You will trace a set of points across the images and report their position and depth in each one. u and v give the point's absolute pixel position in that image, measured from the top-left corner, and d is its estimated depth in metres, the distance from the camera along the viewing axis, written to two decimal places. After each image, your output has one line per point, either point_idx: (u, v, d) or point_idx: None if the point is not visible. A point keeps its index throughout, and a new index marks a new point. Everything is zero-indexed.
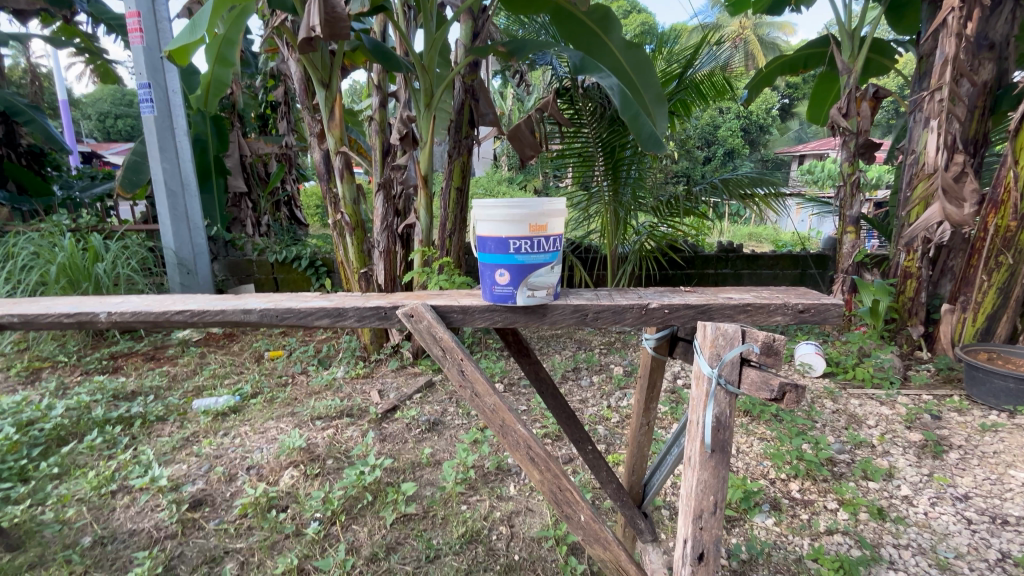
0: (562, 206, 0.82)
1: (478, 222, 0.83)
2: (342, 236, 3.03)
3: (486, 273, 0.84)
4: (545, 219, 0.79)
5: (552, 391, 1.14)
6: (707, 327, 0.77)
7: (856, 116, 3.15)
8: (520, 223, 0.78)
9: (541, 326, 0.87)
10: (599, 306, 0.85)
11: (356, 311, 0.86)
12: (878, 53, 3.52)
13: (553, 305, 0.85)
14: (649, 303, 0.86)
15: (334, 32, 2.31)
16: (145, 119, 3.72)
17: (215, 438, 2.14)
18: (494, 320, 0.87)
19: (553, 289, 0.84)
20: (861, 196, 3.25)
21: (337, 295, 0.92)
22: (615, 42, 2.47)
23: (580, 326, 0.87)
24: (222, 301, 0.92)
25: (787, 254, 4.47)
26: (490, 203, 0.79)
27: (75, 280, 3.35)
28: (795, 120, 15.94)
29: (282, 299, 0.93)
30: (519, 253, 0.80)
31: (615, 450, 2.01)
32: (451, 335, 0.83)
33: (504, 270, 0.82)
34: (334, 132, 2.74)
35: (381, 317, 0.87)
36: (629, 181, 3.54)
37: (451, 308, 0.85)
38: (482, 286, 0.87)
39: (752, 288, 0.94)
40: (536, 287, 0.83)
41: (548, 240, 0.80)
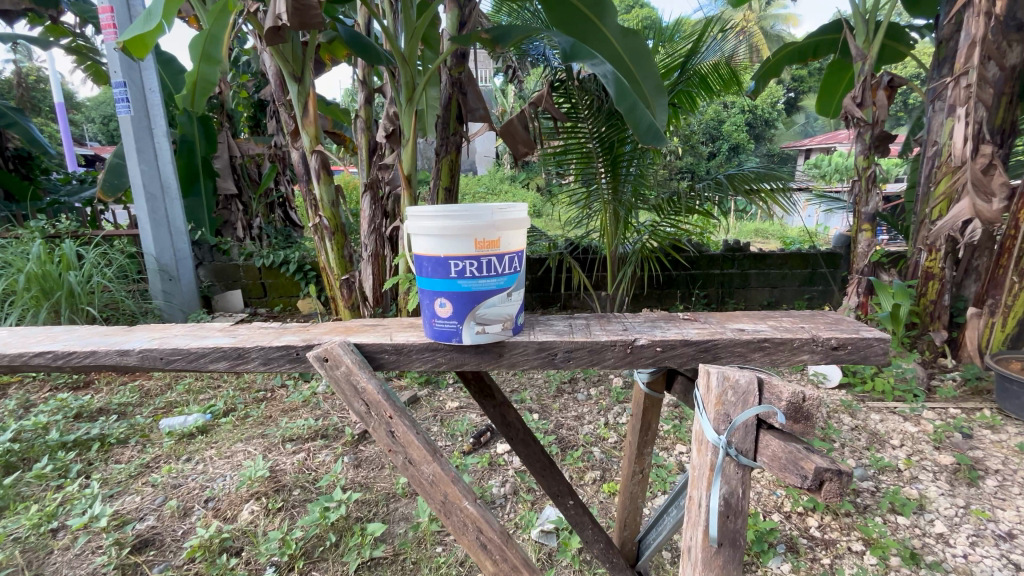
0: (520, 215, 0.64)
1: (412, 237, 0.65)
2: (321, 241, 2.79)
3: (425, 302, 0.66)
4: (496, 232, 0.61)
5: (525, 437, 0.99)
6: (711, 376, 0.58)
7: (871, 106, 2.94)
8: (461, 238, 0.60)
9: (499, 369, 0.68)
10: (569, 344, 0.66)
11: (259, 352, 0.70)
12: (894, 39, 3.29)
13: (512, 342, 0.67)
14: (636, 338, 0.66)
15: (304, 21, 2.10)
16: (122, 119, 3.55)
17: (176, 464, 1.97)
18: (436, 362, 0.69)
19: (510, 322, 0.66)
20: (878, 190, 3.03)
21: (244, 331, 0.76)
22: (610, 28, 2.28)
23: (547, 369, 0.68)
24: (102, 339, 0.78)
25: (796, 252, 4.25)
26: (425, 212, 0.61)
27: (47, 289, 3.15)
28: (802, 114, 15.66)
29: (177, 335, 0.77)
30: (462, 278, 0.61)
31: (612, 478, 1.81)
32: (373, 383, 0.67)
33: (445, 299, 0.63)
34: (308, 129, 2.53)
35: (292, 360, 0.72)
36: (629, 178, 3.35)
37: (381, 348, 0.69)
38: (423, 319, 0.68)
39: (770, 316, 0.75)
40: (490, 322, 0.64)
41: (500, 260, 0.61)
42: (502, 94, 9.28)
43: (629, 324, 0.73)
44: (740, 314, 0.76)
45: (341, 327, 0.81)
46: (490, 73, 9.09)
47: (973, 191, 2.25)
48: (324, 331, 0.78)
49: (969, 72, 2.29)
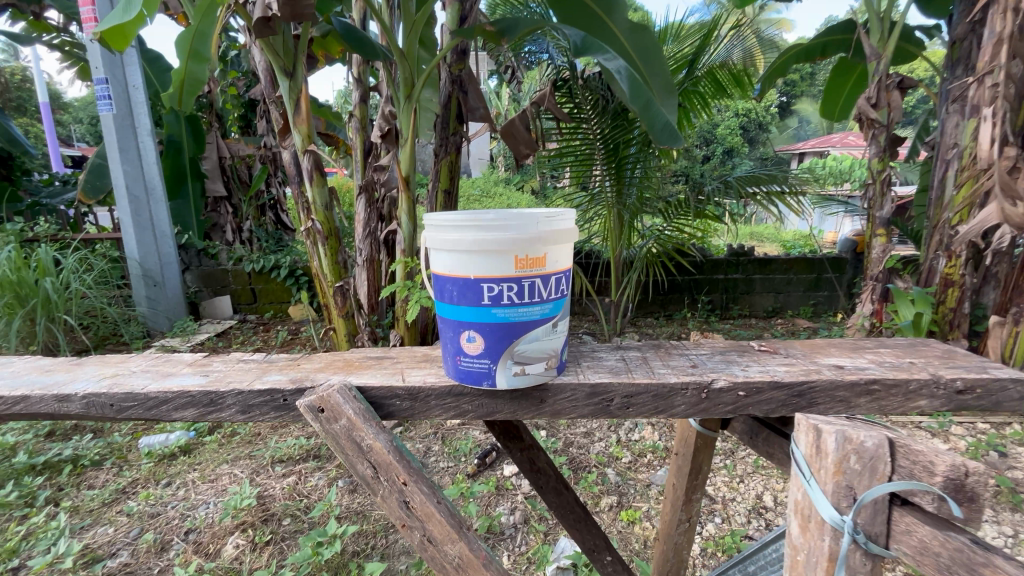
0: (565, 226, 0.55)
1: (432, 251, 0.56)
2: (314, 246, 2.64)
3: (451, 333, 0.57)
4: (542, 246, 0.52)
5: (556, 488, 1.07)
6: (828, 440, 0.58)
7: (886, 107, 2.85)
8: (495, 254, 0.51)
9: (540, 416, 0.65)
10: (628, 389, 0.64)
11: (234, 398, 0.65)
12: (907, 38, 3.20)
13: (556, 383, 0.63)
14: (711, 381, 0.65)
15: (296, 12, 1.93)
16: (103, 117, 3.37)
17: (155, 489, 1.81)
18: (456, 410, 0.64)
19: (555, 354, 0.57)
20: (892, 195, 2.95)
21: (216, 371, 0.71)
22: (618, 24, 2.14)
23: (600, 416, 0.66)
24: (42, 378, 0.71)
25: (802, 257, 4.16)
26: (453, 224, 0.52)
27: (21, 296, 2.94)
28: (795, 118, 15.67)
29: (135, 374, 0.71)
30: (499, 303, 0.52)
31: (630, 504, 1.67)
32: (378, 437, 0.61)
33: (478, 328, 0.54)
34: (300, 127, 2.36)
35: (275, 408, 0.66)
36: (634, 181, 3.21)
37: (394, 393, 0.64)
38: (449, 355, 0.59)
39: (852, 352, 0.76)
40: (530, 358, 0.55)
41: (544, 285, 0.53)
42: (497, 96, 9.14)
43: (699, 359, 0.73)
44: (828, 348, 0.78)
45: (345, 364, 0.73)
46: (484, 76, 8.97)
47: (1001, 196, 2.15)
48: (320, 369, 0.71)
49: (995, 71, 2.21)
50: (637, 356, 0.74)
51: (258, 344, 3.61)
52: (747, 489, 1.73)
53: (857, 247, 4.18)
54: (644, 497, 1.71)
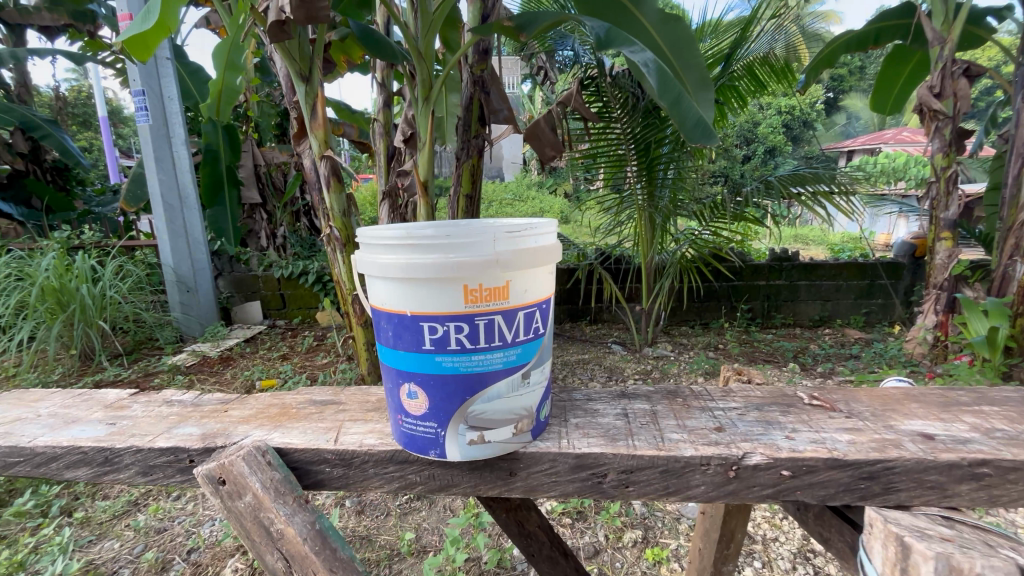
0: (529, 243, 0.58)
1: (383, 281, 0.59)
2: (333, 253, 2.56)
3: (404, 371, 0.61)
4: (499, 275, 0.56)
5: (550, 560, 1.12)
6: (926, 568, 0.49)
7: (951, 97, 2.57)
8: (450, 286, 0.56)
9: (511, 489, 0.68)
10: (626, 465, 0.66)
11: (130, 456, 0.72)
12: (976, 22, 2.88)
13: (538, 451, 0.66)
14: (748, 458, 0.65)
15: (311, 15, 1.84)
16: (140, 128, 3.46)
17: (166, 502, 1.78)
18: (391, 482, 0.70)
19: (518, 401, 0.62)
20: (961, 194, 2.66)
21: (125, 421, 0.80)
22: (648, 16, 1.99)
23: (594, 495, 0.69)
24: None
25: (853, 261, 3.81)
26: (405, 255, 0.56)
27: (62, 301, 2.97)
28: (843, 115, 14.82)
29: (31, 422, 0.81)
30: (454, 341, 0.57)
31: (657, 541, 1.50)
32: (290, 520, 0.63)
33: (432, 367, 0.58)
34: (316, 133, 2.32)
35: (179, 469, 0.73)
36: (667, 182, 3.03)
37: (320, 460, 0.70)
38: (396, 401, 0.63)
39: (942, 408, 0.77)
40: (497, 425, 0.61)
41: (503, 318, 0.57)
42: (530, 98, 9.01)
43: (728, 420, 0.75)
44: (910, 403, 0.79)
45: (279, 412, 0.82)
46: (516, 79, 8.88)
47: None
48: (243, 422, 0.79)
49: None
50: (642, 412, 0.78)
51: (283, 349, 3.59)
52: (791, 527, 1.54)
53: (916, 251, 3.82)
54: (672, 532, 1.54)
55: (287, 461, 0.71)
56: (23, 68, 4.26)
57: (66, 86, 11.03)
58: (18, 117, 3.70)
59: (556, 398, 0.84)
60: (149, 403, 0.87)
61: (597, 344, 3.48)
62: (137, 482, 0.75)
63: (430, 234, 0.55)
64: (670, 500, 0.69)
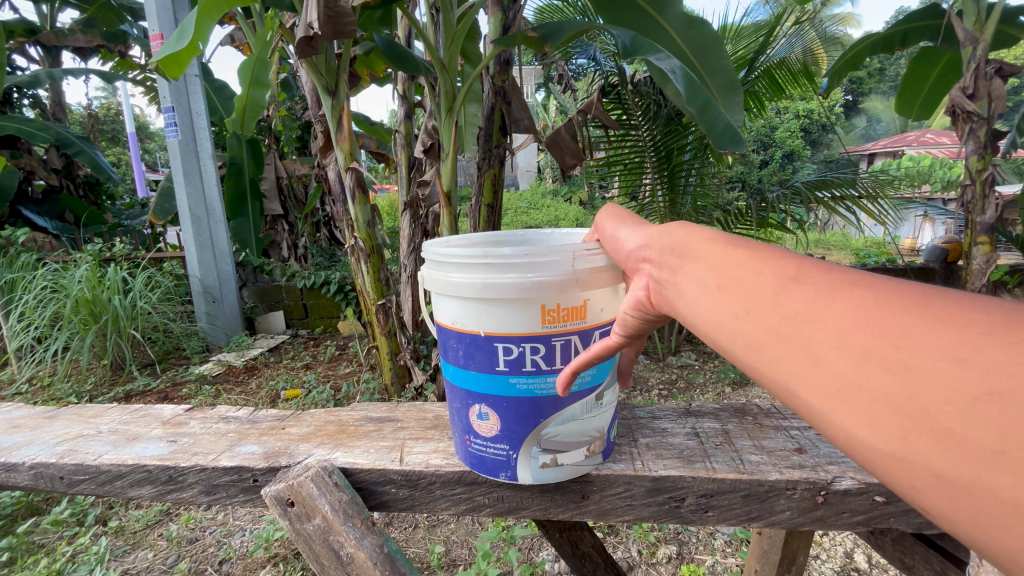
0: (603, 262, 0.59)
1: (455, 302, 0.60)
2: (358, 263, 2.57)
3: (474, 391, 0.61)
4: (576, 294, 0.57)
5: None
6: None
7: (986, 97, 2.49)
8: (528, 307, 0.56)
9: (580, 514, 0.69)
10: (706, 489, 0.65)
11: (194, 474, 0.73)
12: (1008, 22, 2.80)
13: (621, 478, 0.66)
14: (832, 482, 0.64)
15: (338, 31, 1.84)
16: (170, 143, 3.55)
17: (197, 513, 1.79)
18: (458, 505, 0.70)
19: (591, 421, 0.62)
20: (998, 197, 2.57)
21: (185, 438, 0.81)
22: (671, 21, 1.96)
23: (667, 518, 0.68)
24: (22, 436, 0.86)
25: (882, 268, 3.71)
26: (477, 274, 0.56)
27: (95, 313, 3.03)
28: (863, 117, 14.56)
29: (93, 439, 0.83)
30: (529, 357, 0.58)
31: (692, 557, 1.46)
32: (360, 543, 0.63)
33: (505, 385, 0.59)
34: (342, 146, 2.35)
35: (242, 489, 0.73)
36: (689, 189, 3.00)
37: (385, 481, 0.70)
38: (464, 421, 0.64)
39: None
40: (569, 448, 0.61)
41: (578, 338, 0.58)
42: (545, 107, 9.05)
43: (807, 440, 0.74)
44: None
45: (337, 430, 0.82)
46: (530, 89, 8.95)
47: None
48: (304, 440, 0.79)
49: None
50: (713, 432, 0.77)
51: (306, 358, 3.63)
52: (832, 544, 1.49)
53: (948, 256, 3.71)
54: (708, 549, 1.49)
55: (352, 482, 0.71)
56: (58, 88, 4.42)
57: (97, 103, 11.45)
58: (55, 135, 3.82)
59: (619, 416, 0.83)
60: (206, 420, 0.88)
61: None
62: (201, 501, 0.75)
63: (510, 254, 0.55)
64: (748, 525, 0.68)
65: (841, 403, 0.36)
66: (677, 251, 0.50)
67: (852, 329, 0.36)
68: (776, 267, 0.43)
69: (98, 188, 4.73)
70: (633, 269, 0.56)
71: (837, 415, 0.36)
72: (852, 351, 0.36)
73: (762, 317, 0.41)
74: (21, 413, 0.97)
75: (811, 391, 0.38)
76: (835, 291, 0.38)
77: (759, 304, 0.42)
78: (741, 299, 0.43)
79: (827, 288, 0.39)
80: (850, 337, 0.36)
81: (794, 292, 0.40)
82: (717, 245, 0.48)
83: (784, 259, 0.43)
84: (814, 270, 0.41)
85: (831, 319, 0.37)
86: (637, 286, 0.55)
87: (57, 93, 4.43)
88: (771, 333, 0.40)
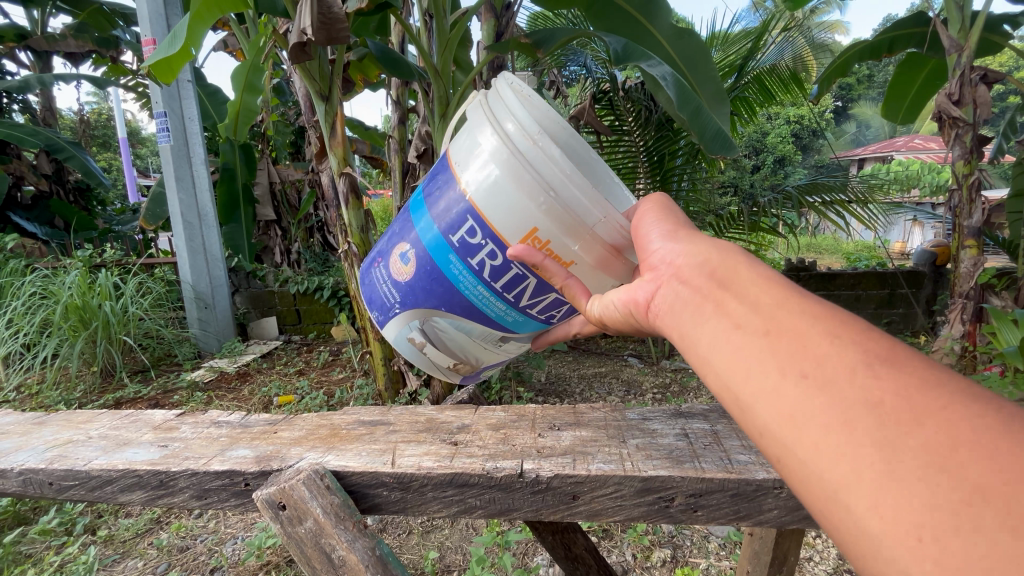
0: (617, 245, 0.65)
1: (475, 163, 0.66)
2: (351, 268, 2.56)
3: (423, 237, 0.69)
4: (569, 250, 0.64)
5: None
6: None
7: (971, 104, 2.53)
8: (526, 218, 0.62)
9: (572, 515, 0.69)
10: (695, 488, 0.66)
11: (186, 479, 0.72)
12: (992, 30, 2.86)
13: (611, 478, 0.66)
14: None
15: (331, 37, 1.86)
16: (162, 148, 3.52)
17: (188, 521, 1.77)
18: (450, 507, 0.70)
19: (472, 344, 0.75)
20: (984, 201, 2.61)
21: (178, 443, 0.80)
22: (661, 31, 1.98)
23: (659, 518, 0.69)
24: (10, 442, 0.85)
25: (872, 271, 3.75)
26: (515, 158, 0.62)
27: (84, 319, 3.00)
28: (853, 122, 14.75)
29: (83, 444, 0.82)
30: (484, 255, 0.65)
31: (686, 560, 1.46)
32: (351, 546, 0.64)
33: (448, 255, 0.67)
34: (336, 151, 2.35)
35: (234, 494, 0.73)
36: (681, 193, 3.02)
37: (376, 483, 0.70)
38: (398, 250, 0.74)
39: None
40: (440, 345, 0.75)
41: (534, 285, 0.65)
42: None
43: None
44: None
45: (329, 433, 0.82)
46: None
47: None
48: (296, 444, 0.79)
49: None
50: (703, 432, 0.78)
51: (300, 364, 3.60)
52: (825, 546, 1.50)
53: (937, 259, 3.76)
54: (702, 551, 1.50)
55: (344, 485, 0.70)
56: (49, 93, 4.39)
57: (89, 109, 11.41)
58: (45, 140, 3.79)
59: (612, 418, 0.83)
60: (197, 425, 0.87)
61: (613, 357, 3.45)
62: (192, 506, 0.74)
63: (560, 165, 0.61)
64: (737, 524, 0.69)
65: (911, 538, 0.33)
66: (721, 286, 0.49)
67: (956, 453, 0.34)
68: (871, 346, 0.40)
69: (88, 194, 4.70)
70: (656, 275, 0.57)
71: (893, 543, 0.34)
72: (937, 475, 0.34)
73: (819, 385, 0.39)
74: (9, 419, 0.97)
75: (872, 507, 0.35)
76: (941, 400, 0.36)
77: (819, 369, 0.40)
78: (796, 357, 0.41)
79: (914, 383, 0.37)
80: (954, 465, 0.34)
81: (872, 373, 0.38)
82: (772, 290, 0.47)
83: (857, 329, 0.42)
84: (895, 356, 0.40)
85: (921, 424, 0.35)
86: (644, 290, 0.58)
87: (48, 98, 4.40)
88: (827, 408, 0.38)
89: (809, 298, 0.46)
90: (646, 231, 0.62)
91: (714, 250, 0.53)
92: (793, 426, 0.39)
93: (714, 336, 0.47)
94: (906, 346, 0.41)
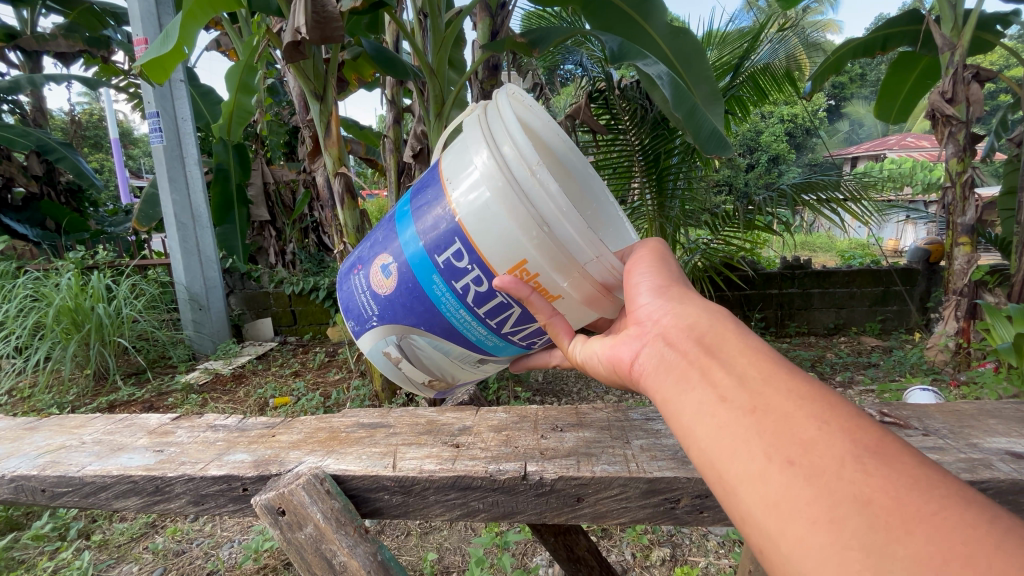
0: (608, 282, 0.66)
1: (467, 183, 0.65)
2: None
3: (407, 253, 0.68)
4: (557, 283, 0.64)
5: None
6: None
7: (964, 102, 2.55)
8: (516, 248, 0.62)
9: (575, 518, 0.69)
10: (700, 489, 0.65)
11: (182, 484, 0.71)
12: (984, 28, 2.87)
13: (615, 480, 0.66)
14: None
15: (325, 36, 1.85)
16: (154, 149, 3.49)
17: (183, 525, 1.76)
18: (451, 511, 0.69)
19: (449, 363, 0.75)
20: (978, 198, 2.63)
21: (173, 448, 0.79)
22: (657, 29, 1.98)
23: (664, 519, 0.68)
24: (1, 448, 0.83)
25: (866, 269, 3.77)
26: (511, 188, 0.61)
27: (77, 322, 2.97)
28: (846, 121, 14.83)
29: (77, 450, 0.81)
30: (469, 279, 0.65)
31: (685, 558, 1.47)
32: (353, 551, 0.63)
33: (430, 274, 0.66)
34: (330, 150, 2.32)
35: (232, 499, 0.72)
36: (677, 193, 3.01)
37: (376, 488, 0.69)
38: (379, 261, 0.73)
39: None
40: (416, 362, 0.75)
41: (518, 314, 0.66)
42: None
43: None
44: (989, 419, 0.77)
45: (329, 437, 0.81)
46: None
47: None
48: (294, 448, 0.78)
49: None
50: None
51: (295, 366, 3.58)
52: None
53: (930, 257, 3.79)
54: (702, 550, 1.50)
55: (344, 489, 0.70)
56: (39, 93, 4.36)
57: (81, 109, 11.33)
58: (35, 141, 3.75)
59: (615, 419, 0.82)
60: (194, 429, 0.86)
61: None
62: (189, 511, 0.74)
63: (556, 199, 0.61)
64: None
65: None
66: (708, 353, 0.51)
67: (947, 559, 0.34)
68: (859, 435, 0.42)
69: (80, 195, 4.66)
70: (645, 330, 0.58)
71: None
72: None
73: (805, 475, 0.40)
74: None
75: None
76: (929, 500, 0.37)
77: (805, 458, 0.41)
78: (781, 441, 0.43)
79: (904, 483, 0.38)
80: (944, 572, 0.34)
81: (861, 468, 0.40)
82: (760, 364, 0.49)
83: (845, 418, 0.44)
84: (886, 450, 0.41)
85: (910, 532, 0.36)
86: (629, 348, 0.59)
87: (38, 99, 4.37)
88: (814, 503, 0.39)
89: (796, 376, 0.47)
90: (636, 280, 0.63)
91: (704, 315, 0.55)
92: (777, 515, 0.40)
93: (700, 400, 0.48)
94: (896, 439, 0.42)
